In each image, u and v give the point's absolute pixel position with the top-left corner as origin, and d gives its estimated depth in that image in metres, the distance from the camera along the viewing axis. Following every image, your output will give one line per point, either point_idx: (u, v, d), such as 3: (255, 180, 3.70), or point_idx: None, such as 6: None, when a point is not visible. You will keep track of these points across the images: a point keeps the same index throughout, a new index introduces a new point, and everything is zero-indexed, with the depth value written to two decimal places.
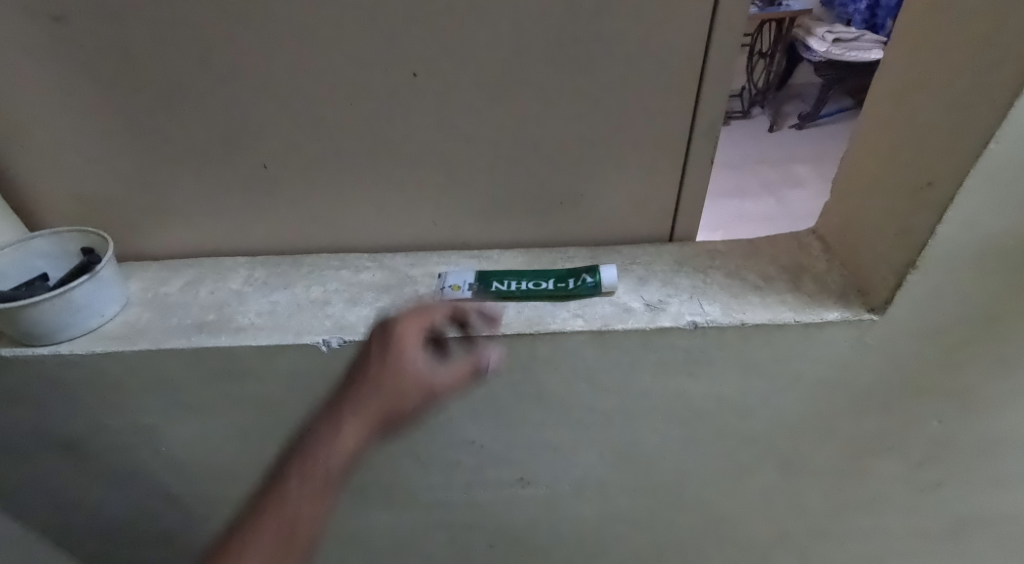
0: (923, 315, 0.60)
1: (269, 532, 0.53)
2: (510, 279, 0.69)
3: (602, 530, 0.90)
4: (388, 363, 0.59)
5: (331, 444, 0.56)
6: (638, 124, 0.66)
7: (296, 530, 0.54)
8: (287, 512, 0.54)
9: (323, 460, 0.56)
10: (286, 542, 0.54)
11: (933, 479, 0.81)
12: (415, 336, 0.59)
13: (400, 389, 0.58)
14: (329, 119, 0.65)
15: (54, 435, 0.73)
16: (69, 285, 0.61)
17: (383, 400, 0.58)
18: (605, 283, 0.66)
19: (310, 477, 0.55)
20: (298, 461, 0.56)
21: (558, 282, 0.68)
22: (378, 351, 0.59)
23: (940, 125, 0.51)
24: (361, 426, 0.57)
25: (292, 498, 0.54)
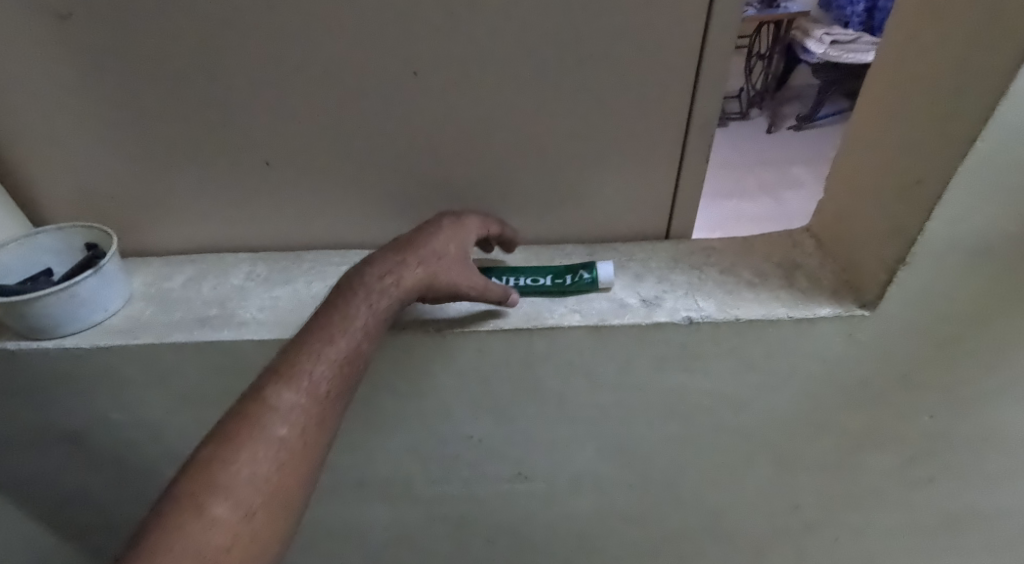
0: (913, 310, 0.62)
1: (328, 357, 0.57)
2: (508, 275, 0.70)
3: (599, 525, 0.91)
4: (451, 239, 0.64)
5: (389, 291, 0.60)
6: (635, 123, 0.67)
7: (352, 361, 0.58)
8: (343, 348, 0.57)
9: (381, 304, 0.59)
10: (341, 366, 0.57)
11: (926, 475, 0.82)
12: (472, 228, 0.67)
13: (459, 259, 0.63)
14: (331, 118, 0.66)
15: (58, 429, 0.74)
16: (74, 279, 0.62)
17: (441, 264, 0.62)
18: (602, 279, 0.67)
19: (365, 328, 0.58)
20: (356, 300, 0.59)
21: (555, 278, 0.68)
22: (446, 224, 0.65)
23: (929, 125, 0.52)
24: (422, 273, 0.61)
25: (347, 337, 0.58)
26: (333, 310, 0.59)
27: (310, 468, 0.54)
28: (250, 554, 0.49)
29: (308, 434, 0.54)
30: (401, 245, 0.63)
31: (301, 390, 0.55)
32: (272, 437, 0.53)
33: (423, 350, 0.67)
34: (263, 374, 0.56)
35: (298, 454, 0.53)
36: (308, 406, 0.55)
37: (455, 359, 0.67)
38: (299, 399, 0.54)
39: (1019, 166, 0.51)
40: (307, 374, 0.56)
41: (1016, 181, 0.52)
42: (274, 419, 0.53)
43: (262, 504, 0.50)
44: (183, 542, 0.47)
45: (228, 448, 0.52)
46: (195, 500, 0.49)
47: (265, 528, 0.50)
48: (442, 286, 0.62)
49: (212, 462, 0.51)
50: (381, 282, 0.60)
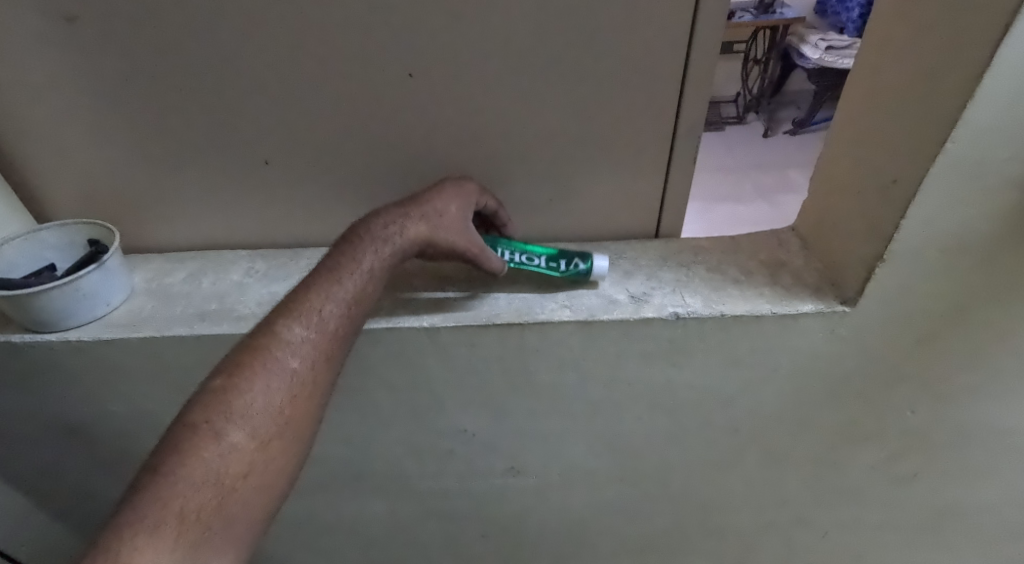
0: (892, 306, 0.63)
1: (338, 296, 0.59)
2: (500, 248, 0.69)
3: (592, 520, 0.93)
4: (456, 199, 0.65)
5: (396, 239, 0.61)
6: (624, 124, 0.69)
7: (362, 302, 0.60)
8: (351, 290, 0.59)
9: (387, 250, 0.61)
10: (351, 306, 0.59)
11: (911, 470, 0.84)
12: (475, 191, 0.67)
13: (462, 220, 0.64)
14: (328, 119, 0.68)
15: (61, 421, 0.76)
16: (78, 274, 0.63)
17: (443, 222, 0.63)
18: (595, 272, 0.68)
19: (373, 272, 0.60)
20: (363, 245, 0.61)
21: (550, 261, 0.69)
22: (451, 182, 0.66)
23: (904, 128, 0.54)
24: (426, 228, 0.62)
25: (356, 280, 0.60)
26: (342, 252, 0.61)
27: (318, 403, 0.57)
28: (265, 480, 0.53)
29: (319, 368, 0.57)
30: (407, 198, 0.64)
31: (312, 328, 0.57)
32: (284, 370, 0.55)
33: (418, 345, 0.68)
34: (275, 310, 0.59)
35: (310, 388, 0.56)
36: (319, 342, 0.57)
37: (448, 352, 0.69)
38: (311, 334, 0.57)
39: (989, 167, 0.53)
40: (317, 312, 0.58)
41: (988, 180, 0.54)
42: (286, 352, 0.56)
43: (276, 433, 0.54)
44: (203, 466, 0.50)
45: (242, 377, 0.54)
46: (212, 426, 0.52)
47: (278, 455, 0.54)
48: (441, 243, 0.63)
49: (227, 391, 0.54)
50: (390, 230, 0.61)
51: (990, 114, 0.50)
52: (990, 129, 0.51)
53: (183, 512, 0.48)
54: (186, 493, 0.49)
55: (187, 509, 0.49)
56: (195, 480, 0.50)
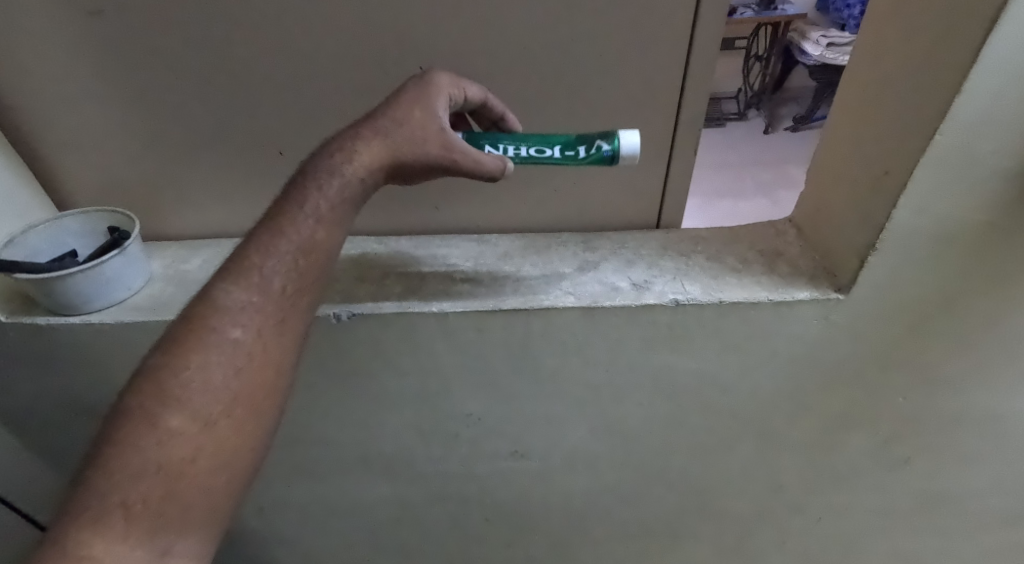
0: (884, 294, 0.66)
1: (279, 250, 0.56)
2: (504, 143, 0.62)
3: (592, 503, 0.95)
4: (416, 104, 0.59)
5: (346, 170, 0.57)
6: (626, 118, 0.71)
7: (313, 249, 0.57)
8: (295, 239, 0.56)
9: (336, 182, 0.57)
10: (297, 259, 0.56)
11: (902, 456, 0.87)
12: (444, 88, 0.61)
13: (426, 128, 0.58)
14: (341, 110, 0.70)
15: (83, 402, 0.79)
16: (101, 258, 0.66)
17: (405, 135, 0.58)
18: (623, 154, 0.60)
19: (319, 213, 0.57)
20: (307, 188, 0.57)
21: (565, 150, 0.61)
22: (412, 85, 0.60)
23: (897, 120, 0.57)
24: (382, 147, 0.57)
25: (300, 226, 0.56)
26: (287, 197, 0.58)
27: (271, 372, 0.54)
28: (217, 461, 0.52)
29: (266, 335, 0.54)
30: (361, 120, 0.59)
31: (253, 289, 0.55)
32: (224, 341, 0.53)
33: (427, 330, 0.71)
34: (215, 273, 0.56)
35: (259, 359, 0.54)
36: (263, 304, 0.55)
37: (456, 337, 0.72)
38: (251, 298, 0.55)
39: (977, 158, 0.56)
40: (258, 271, 0.55)
41: (977, 171, 0.57)
42: (226, 321, 0.54)
43: (222, 413, 0.52)
44: (140, 454, 0.50)
45: (178, 353, 0.53)
46: (152, 411, 0.51)
47: (230, 433, 0.52)
48: (405, 158, 0.58)
49: (162, 370, 0.52)
50: (337, 163, 0.57)
51: (977, 107, 0.53)
52: (978, 121, 0.53)
53: (125, 504, 0.48)
54: (124, 484, 0.49)
55: (130, 500, 0.48)
56: (133, 471, 0.49)
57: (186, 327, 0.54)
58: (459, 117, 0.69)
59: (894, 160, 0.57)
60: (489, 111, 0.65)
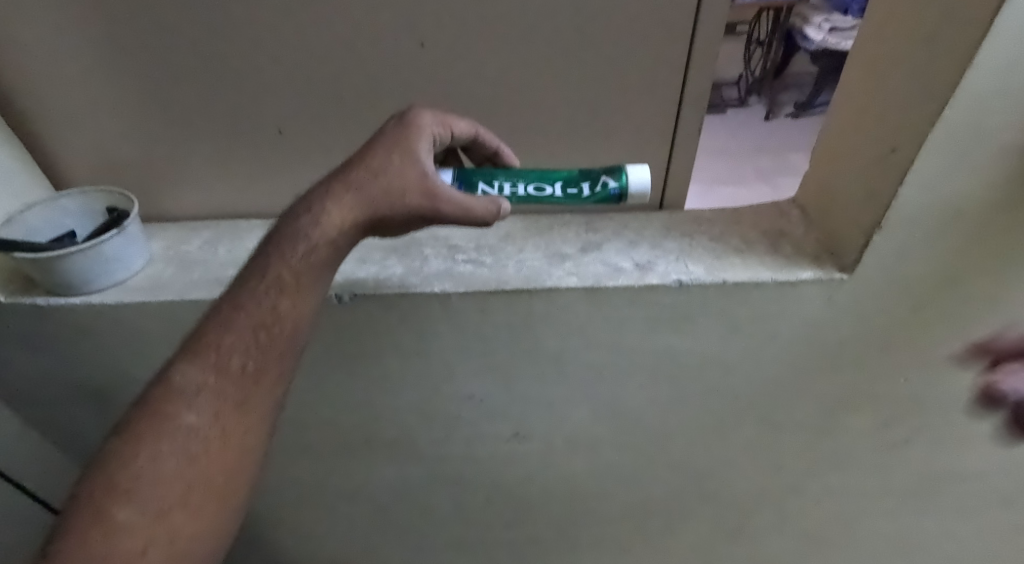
0: (889, 274, 0.66)
1: (239, 327, 0.57)
2: (501, 180, 0.61)
3: (593, 485, 0.96)
4: (394, 151, 0.57)
5: (312, 234, 0.57)
6: (630, 96, 0.70)
7: (273, 322, 0.57)
8: (255, 312, 0.57)
9: (303, 245, 0.57)
10: (257, 335, 0.57)
11: (902, 438, 0.87)
12: (428, 126, 0.59)
13: (398, 181, 0.56)
14: (342, 88, 0.69)
15: (84, 383, 0.79)
16: (100, 238, 0.65)
17: (379, 189, 0.56)
18: (632, 192, 0.61)
19: (283, 281, 0.57)
20: (275, 252, 0.58)
21: (566, 187, 0.61)
22: (389, 131, 0.59)
23: (906, 96, 0.56)
24: (352, 205, 0.57)
25: (263, 298, 0.57)
26: (258, 259, 0.59)
27: (229, 457, 0.55)
28: (172, 550, 0.53)
29: (224, 417, 0.55)
30: (334, 174, 0.59)
31: (211, 369, 0.56)
32: (180, 426, 0.55)
33: (430, 311, 0.71)
34: (177, 352, 0.58)
35: (216, 443, 0.55)
36: (219, 385, 0.56)
37: (459, 319, 0.71)
38: (208, 379, 0.56)
39: (985, 135, 0.55)
40: (216, 350, 0.56)
41: (984, 148, 0.56)
42: (184, 403, 0.55)
43: (177, 503, 0.53)
44: (94, 545, 0.51)
45: (136, 437, 0.54)
46: (102, 501, 0.52)
47: (186, 522, 0.53)
48: (376, 215, 0.57)
49: (118, 457, 0.54)
50: (303, 227, 0.57)
51: (988, 81, 0.52)
52: (989, 96, 0.53)
53: None
54: None
55: None
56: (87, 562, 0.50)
57: (146, 410, 0.55)
58: (449, 152, 0.68)
59: (903, 138, 0.57)
60: (483, 145, 0.64)
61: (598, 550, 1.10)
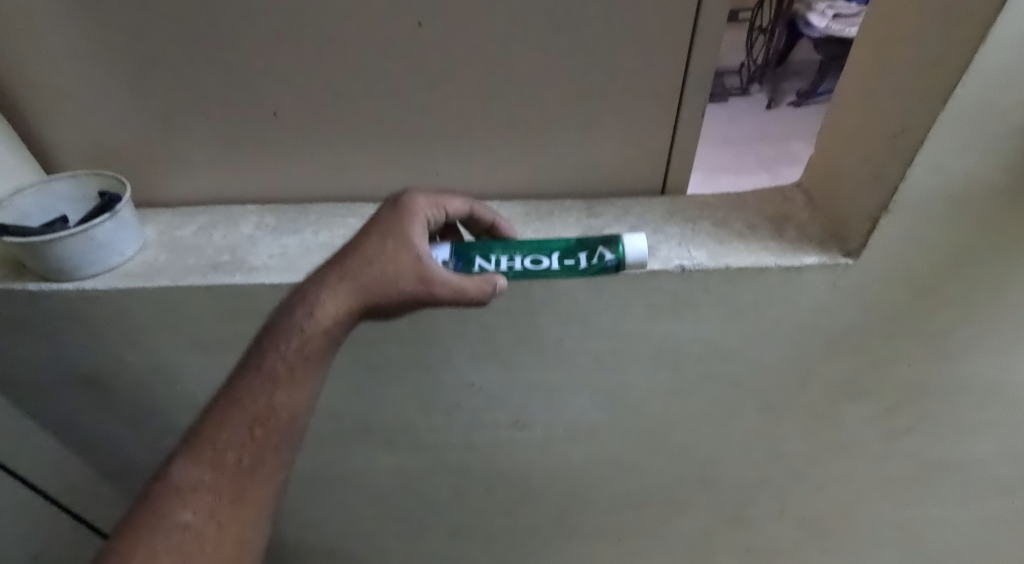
0: (895, 259, 0.65)
1: (235, 420, 0.58)
2: (498, 254, 0.61)
3: (593, 473, 0.95)
4: (387, 238, 0.58)
5: (306, 325, 0.57)
6: (632, 77, 0.69)
7: (270, 415, 0.58)
8: (251, 407, 0.58)
9: (297, 337, 0.57)
10: (253, 428, 0.58)
11: (905, 425, 0.86)
12: (422, 211, 0.60)
13: (393, 268, 0.57)
14: (337, 69, 0.68)
15: (79, 370, 0.78)
16: (92, 223, 0.64)
17: (374, 276, 0.57)
18: (630, 261, 0.59)
19: (278, 373, 0.58)
20: (269, 343, 0.58)
21: (564, 258, 0.60)
22: (383, 218, 0.59)
23: (915, 75, 0.55)
24: (346, 294, 0.57)
25: (258, 392, 0.58)
26: (253, 351, 0.59)
27: (227, 549, 0.56)
28: None
29: (220, 514, 0.57)
30: (328, 263, 0.59)
31: (208, 466, 0.57)
32: (178, 521, 0.56)
33: None
34: (176, 447, 0.59)
35: (214, 536, 0.56)
36: (216, 481, 0.57)
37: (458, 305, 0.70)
38: (204, 477, 0.57)
39: (997, 115, 0.54)
40: (213, 446, 0.58)
41: (996, 129, 0.55)
42: (181, 500, 0.56)
43: None
44: None
45: (135, 534, 0.55)
46: None
47: None
48: (373, 302, 0.58)
49: (117, 553, 0.54)
50: (297, 317, 0.57)
51: (1001, 59, 0.51)
52: (1001, 74, 0.52)
53: None
54: None
55: None
56: None
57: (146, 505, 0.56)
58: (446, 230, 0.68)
59: (912, 118, 0.55)
60: (479, 220, 0.66)
61: (597, 538, 1.09)
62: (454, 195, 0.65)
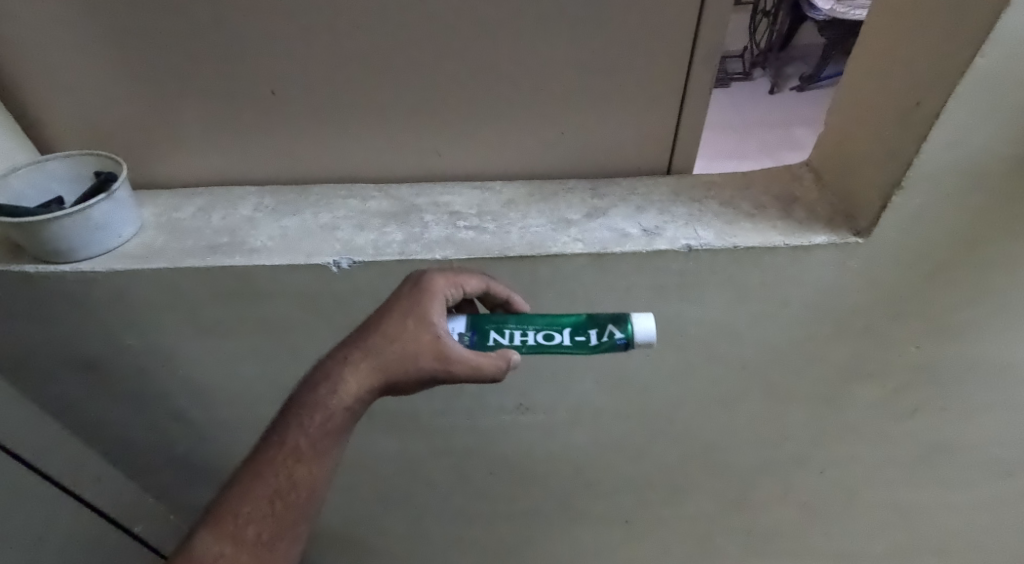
0: (907, 238, 0.64)
1: (258, 495, 0.58)
2: (512, 328, 0.61)
3: (596, 457, 0.95)
4: (409, 316, 0.58)
5: (329, 402, 0.57)
6: (639, 50, 0.67)
7: (290, 490, 0.58)
8: (273, 482, 0.58)
9: (319, 415, 0.58)
10: (275, 502, 0.58)
11: (911, 407, 0.86)
12: (441, 291, 0.60)
13: (414, 348, 0.58)
14: (336, 45, 0.66)
15: (79, 354, 0.77)
16: (88, 203, 0.62)
17: (394, 354, 0.57)
18: (639, 340, 0.60)
19: (299, 450, 0.58)
20: (291, 420, 0.58)
21: (575, 335, 0.60)
22: (405, 295, 0.60)
23: (933, 46, 0.53)
24: (369, 372, 0.58)
25: (279, 468, 0.58)
26: (275, 427, 0.59)
27: None
28: None
29: None
30: (350, 340, 0.60)
31: (228, 539, 0.57)
32: None
33: None
34: (199, 519, 0.59)
35: None
36: (236, 555, 0.57)
37: None
38: (225, 551, 0.57)
39: (1018, 86, 0.53)
40: (235, 520, 0.57)
41: (1016, 102, 0.54)
42: None
43: None
44: None
45: None
46: None
47: None
48: (393, 382, 0.58)
49: None
50: (321, 395, 0.58)
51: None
52: None
53: None
54: None
55: None
56: None
57: None
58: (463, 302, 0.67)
59: (930, 89, 0.54)
60: (494, 296, 0.64)
61: (599, 521, 1.09)
62: (472, 271, 0.63)
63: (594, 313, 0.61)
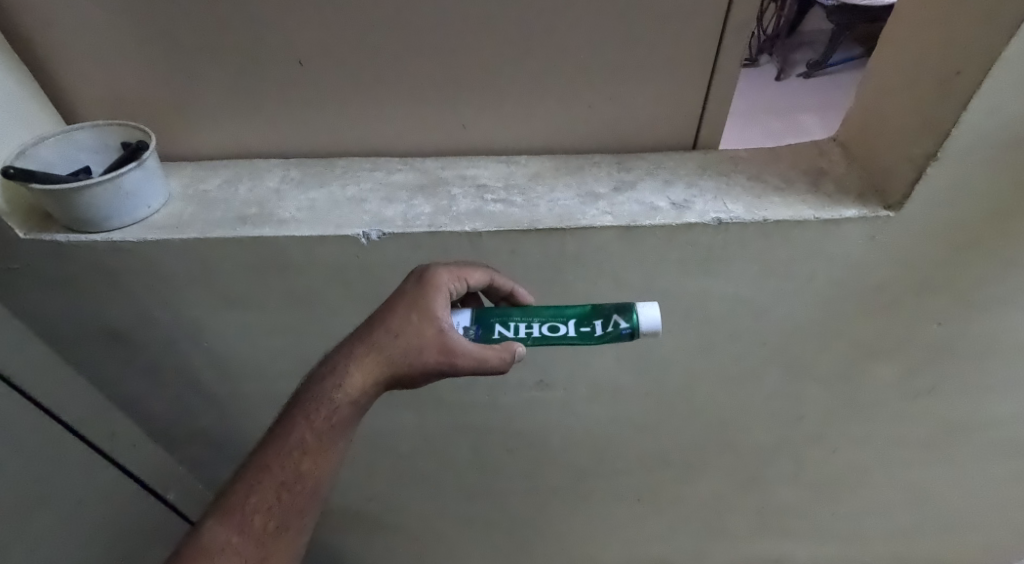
0: (936, 209, 0.64)
1: (264, 486, 0.58)
2: (517, 321, 0.61)
3: (614, 434, 0.95)
4: (412, 311, 0.59)
5: (335, 396, 0.58)
6: (670, 24, 0.67)
7: (296, 482, 0.58)
8: (278, 474, 0.58)
9: (324, 408, 0.58)
10: (281, 493, 0.58)
11: (928, 384, 0.86)
12: (445, 285, 0.61)
13: (417, 341, 0.58)
14: (365, 17, 0.66)
15: (106, 324, 0.78)
16: (118, 171, 0.62)
17: (398, 348, 0.58)
18: (644, 329, 0.60)
19: (305, 444, 0.58)
20: (296, 413, 0.59)
21: (580, 325, 0.60)
22: (408, 290, 0.60)
23: (978, 15, 0.53)
24: (373, 366, 0.58)
25: (285, 460, 0.58)
26: (281, 422, 0.60)
27: None
28: None
29: None
30: (355, 335, 0.60)
31: (234, 529, 0.58)
32: None
33: (458, 251, 0.69)
34: (207, 508, 0.60)
35: None
36: (243, 544, 0.57)
37: (487, 259, 0.69)
38: (231, 539, 0.57)
39: None
40: (241, 509, 0.58)
41: None
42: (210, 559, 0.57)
43: None
44: None
45: None
46: None
47: None
48: (397, 376, 0.58)
49: None
50: (326, 390, 0.58)
51: None
52: None
53: None
54: None
55: None
56: None
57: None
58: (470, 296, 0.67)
59: (975, 57, 0.54)
60: (497, 289, 0.65)
61: (613, 498, 1.10)
62: (475, 265, 0.64)
63: (598, 304, 0.62)
